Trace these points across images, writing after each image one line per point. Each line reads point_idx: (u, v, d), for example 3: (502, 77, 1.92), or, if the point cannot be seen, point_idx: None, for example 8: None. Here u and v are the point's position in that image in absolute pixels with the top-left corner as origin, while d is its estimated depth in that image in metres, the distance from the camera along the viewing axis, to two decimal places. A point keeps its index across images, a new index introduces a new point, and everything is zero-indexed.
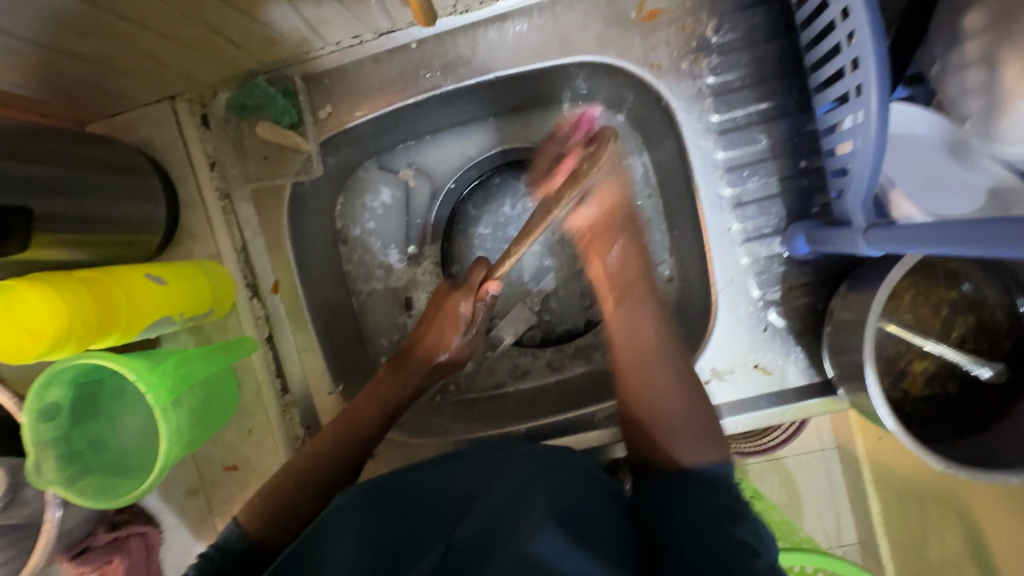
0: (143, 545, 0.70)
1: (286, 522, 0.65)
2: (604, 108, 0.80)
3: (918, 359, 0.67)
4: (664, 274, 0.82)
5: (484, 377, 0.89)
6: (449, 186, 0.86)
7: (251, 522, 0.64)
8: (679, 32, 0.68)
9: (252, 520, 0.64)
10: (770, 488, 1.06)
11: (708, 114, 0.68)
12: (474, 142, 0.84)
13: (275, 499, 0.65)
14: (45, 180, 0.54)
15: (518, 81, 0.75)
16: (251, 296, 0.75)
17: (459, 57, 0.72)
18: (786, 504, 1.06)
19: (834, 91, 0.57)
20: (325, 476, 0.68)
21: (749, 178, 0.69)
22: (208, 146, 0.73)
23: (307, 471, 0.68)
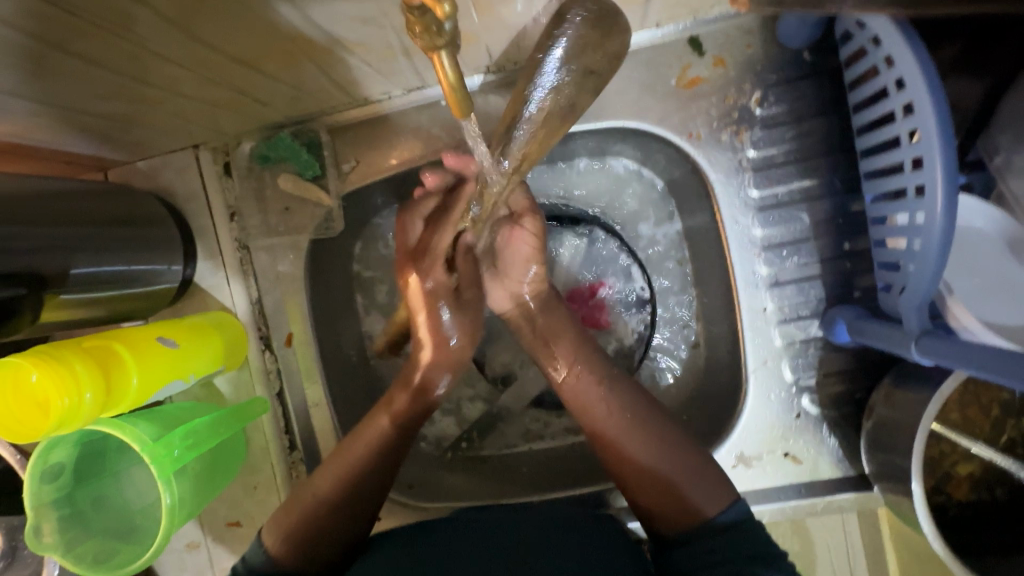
0: None
1: (309, 559, 0.59)
2: (632, 165, 0.75)
3: (963, 461, 0.63)
4: (691, 340, 0.77)
5: (500, 436, 0.85)
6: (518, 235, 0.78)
7: (280, 547, 0.58)
8: (721, 101, 0.65)
9: (283, 550, 0.58)
10: None
11: (747, 188, 0.66)
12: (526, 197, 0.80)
13: (299, 542, 0.58)
14: (66, 240, 0.52)
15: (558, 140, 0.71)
16: (263, 349, 0.73)
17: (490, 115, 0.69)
18: None
19: (888, 184, 0.53)
20: (341, 526, 0.60)
21: (788, 257, 0.66)
22: (229, 196, 0.71)
23: (319, 514, 0.60)
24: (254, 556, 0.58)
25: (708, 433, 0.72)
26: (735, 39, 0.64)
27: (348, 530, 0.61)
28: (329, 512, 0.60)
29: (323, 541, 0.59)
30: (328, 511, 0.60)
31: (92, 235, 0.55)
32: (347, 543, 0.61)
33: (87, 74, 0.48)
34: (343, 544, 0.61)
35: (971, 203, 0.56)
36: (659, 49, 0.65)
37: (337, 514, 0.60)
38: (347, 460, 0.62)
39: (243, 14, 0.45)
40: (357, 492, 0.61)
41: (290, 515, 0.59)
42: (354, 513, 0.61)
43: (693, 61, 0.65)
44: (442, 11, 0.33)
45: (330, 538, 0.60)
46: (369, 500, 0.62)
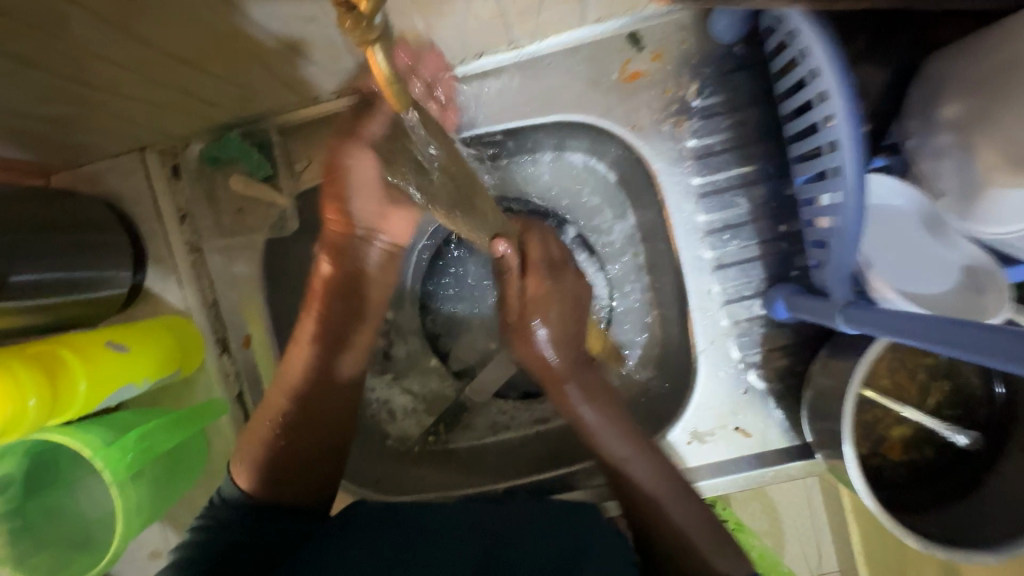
0: None
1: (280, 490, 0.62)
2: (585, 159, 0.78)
3: (896, 425, 0.67)
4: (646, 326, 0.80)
5: (467, 428, 0.86)
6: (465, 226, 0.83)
7: (250, 482, 0.61)
8: (660, 94, 0.68)
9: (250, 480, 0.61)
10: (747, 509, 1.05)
11: (689, 176, 0.69)
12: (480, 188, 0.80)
13: (263, 462, 0.62)
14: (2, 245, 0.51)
15: (510, 136, 0.73)
16: (220, 352, 0.72)
17: None
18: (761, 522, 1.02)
19: (812, 167, 0.57)
20: (303, 442, 0.63)
21: (730, 241, 0.69)
22: (179, 199, 0.71)
23: (273, 436, 0.62)
24: (227, 491, 0.61)
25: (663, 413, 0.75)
26: (671, 34, 0.67)
27: (312, 445, 0.64)
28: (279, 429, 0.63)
29: (287, 445, 0.63)
30: (282, 432, 0.63)
31: (29, 240, 0.53)
32: (318, 455, 0.65)
33: (18, 76, 0.47)
34: (314, 458, 0.64)
35: (889, 183, 0.60)
36: (601, 45, 0.68)
37: (286, 424, 0.63)
38: (291, 365, 0.64)
39: (181, 13, 0.45)
40: (300, 397, 0.64)
41: (252, 446, 0.62)
42: (310, 430, 0.64)
43: (633, 56, 0.68)
44: (368, 5, 0.34)
45: (290, 447, 0.63)
46: (331, 415, 0.66)
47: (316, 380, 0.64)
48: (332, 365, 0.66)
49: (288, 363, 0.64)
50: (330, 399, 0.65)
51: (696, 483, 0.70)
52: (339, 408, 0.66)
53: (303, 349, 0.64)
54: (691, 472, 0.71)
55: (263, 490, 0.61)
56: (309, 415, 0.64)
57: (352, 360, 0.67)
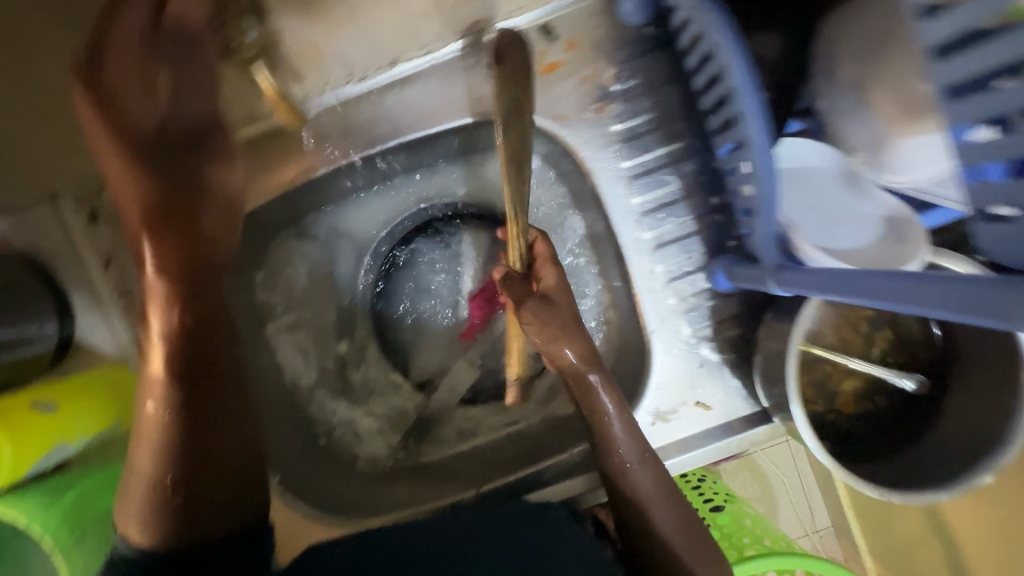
0: None
1: (192, 528, 0.55)
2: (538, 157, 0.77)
3: (845, 378, 0.69)
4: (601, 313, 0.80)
5: (437, 440, 0.87)
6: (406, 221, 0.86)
7: (143, 534, 0.53)
8: (581, 82, 0.69)
9: (145, 535, 0.53)
10: (743, 484, 1.14)
11: (618, 160, 0.69)
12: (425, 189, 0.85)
13: (155, 518, 0.53)
14: None
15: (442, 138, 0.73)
16: None
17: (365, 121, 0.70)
18: (759, 498, 1.14)
19: (730, 137, 0.58)
20: (210, 472, 0.56)
21: (666, 219, 0.70)
22: (101, 243, 0.67)
23: (150, 489, 0.54)
24: (123, 547, 0.53)
25: (626, 396, 0.75)
26: (584, 21, 0.67)
27: (215, 469, 0.56)
28: (151, 483, 0.54)
29: (169, 480, 0.54)
30: (170, 481, 0.54)
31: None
32: (225, 484, 0.57)
33: None
34: (223, 485, 0.57)
35: (808, 144, 0.61)
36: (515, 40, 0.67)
37: (157, 443, 0.54)
38: (147, 426, 0.54)
39: None
40: (180, 427, 0.54)
41: (133, 501, 0.54)
42: (197, 446, 0.55)
43: (549, 47, 0.68)
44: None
45: (165, 484, 0.54)
46: (230, 410, 0.58)
47: (183, 429, 0.54)
48: (206, 381, 0.56)
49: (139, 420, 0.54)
50: (178, 428, 0.54)
51: (665, 462, 0.71)
52: (221, 377, 0.57)
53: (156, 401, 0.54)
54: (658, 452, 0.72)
55: (169, 534, 0.54)
56: (189, 457, 0.55)
57: (230, 372, 0.58)
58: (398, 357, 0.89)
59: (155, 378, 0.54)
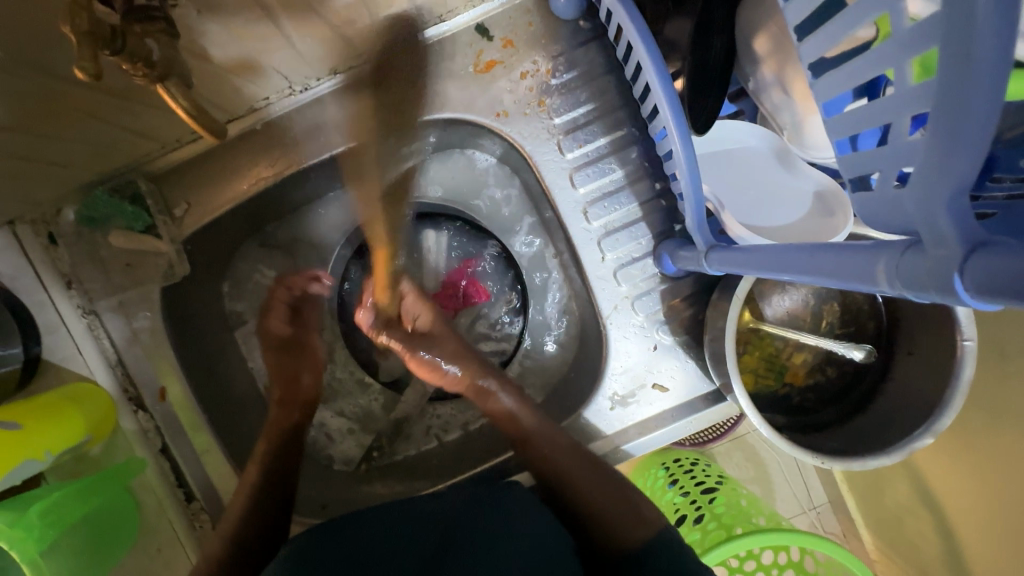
0: None
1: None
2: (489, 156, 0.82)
3: (798, 352, 0.70)
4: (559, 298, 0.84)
5: (408, 438, 0.89)
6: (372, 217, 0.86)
7: None
8: (519, 79, 0.70)
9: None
10: (738, 467, 1.10)
11: (561, 152, 0.71)
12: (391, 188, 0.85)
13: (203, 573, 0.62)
14: None
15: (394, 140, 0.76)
16: (135, 410, 0.71)
17: (313, 128, 0.72)
18: (755, 481, 1.09)
19: (658, 124, 0.59)
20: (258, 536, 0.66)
21: (612, 207, 0.71)
22: (62, 265, 0.70)
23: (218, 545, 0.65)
24: None
25: (588, 383, 0.77)
26: (516, 19, 0.70)
27: (257, 534, 0.66)
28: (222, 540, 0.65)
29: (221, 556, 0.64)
30: (223, 543, 0.65)
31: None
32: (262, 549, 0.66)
33: None
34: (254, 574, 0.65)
35: (742, 126, 0.63)
36: (453, 41, 0.70)
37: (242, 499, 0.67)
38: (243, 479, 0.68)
39: None
40: (258, 481, 0.68)
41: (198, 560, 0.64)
42: (263, 503, 0.67)
43: (485, 46, 0.70)
44: (89, 79, 0.37)
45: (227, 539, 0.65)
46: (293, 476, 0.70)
47: (263, 484, 0.68)
48: (289, 460, 0.71)
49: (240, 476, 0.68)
50: (267, 483, 0.68)
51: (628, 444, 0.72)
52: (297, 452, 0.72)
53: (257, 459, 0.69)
54: (620, 435, 0.73)
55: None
56: (251, 527, 0.66)
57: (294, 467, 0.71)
58: (368, 358, 0.91)
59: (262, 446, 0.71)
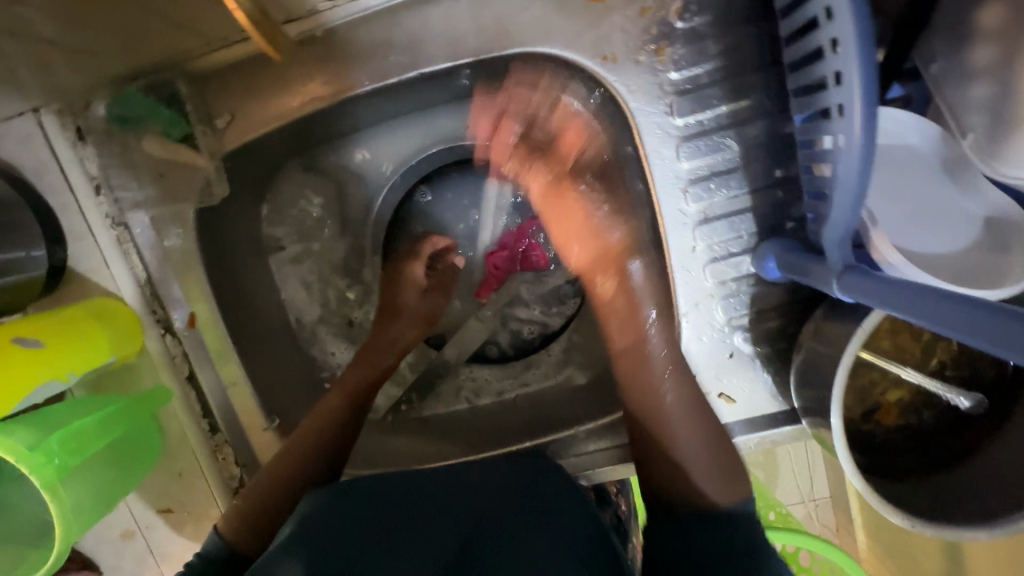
0: None
1: (259, 519, 0.62)
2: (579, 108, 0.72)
3: (892, 388, 0.63)
4: None
5: (438, 396, 0.85)
6: (432, 151, 0.78)
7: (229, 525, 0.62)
8: (638, 15, 0.57)
9: (237, 530, 0.61)
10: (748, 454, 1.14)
11: (670, 116, 0.59)
12: (463, 121, 0.75)
13: (251, 510, 0.62)
14: None
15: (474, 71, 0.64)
16: (163, 333, 0.67)
17: (385, 43, 0.61)
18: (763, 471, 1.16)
19: (815, 103, 0.47)
20: (313, 471, 0.65)
21: (717, 190, 0.60)
22: (90, 165, 0.62)
23: (272, 486, 0.64)
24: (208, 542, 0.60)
25: None
26: None
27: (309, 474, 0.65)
28: (282, 478, 0.64)
29: (271, 497, 0.63)
30: (282, 483, 0.64)
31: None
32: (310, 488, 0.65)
33: None
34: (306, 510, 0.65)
35: (905, 119, 0.51)
36: None
37: (307, 437, 0.66)
38: (315, 415, 0.68)
39: None
40: (316, 431, 0.67)
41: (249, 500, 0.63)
42: (321, 444, 0.66)
43: None
44: None
45: (285, 475, 0.64)
46: (354, 420, 0.69)
47: (331, 425, 0.68)
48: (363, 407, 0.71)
49: (322, 402, 0.69)
50: (330, 425, 0.68)
51: None
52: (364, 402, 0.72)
53: (343, 395, 0.70)
54: None
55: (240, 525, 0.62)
56: (314, 470, 0.65)
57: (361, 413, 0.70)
58: None
59: (347, 384, 0.72)
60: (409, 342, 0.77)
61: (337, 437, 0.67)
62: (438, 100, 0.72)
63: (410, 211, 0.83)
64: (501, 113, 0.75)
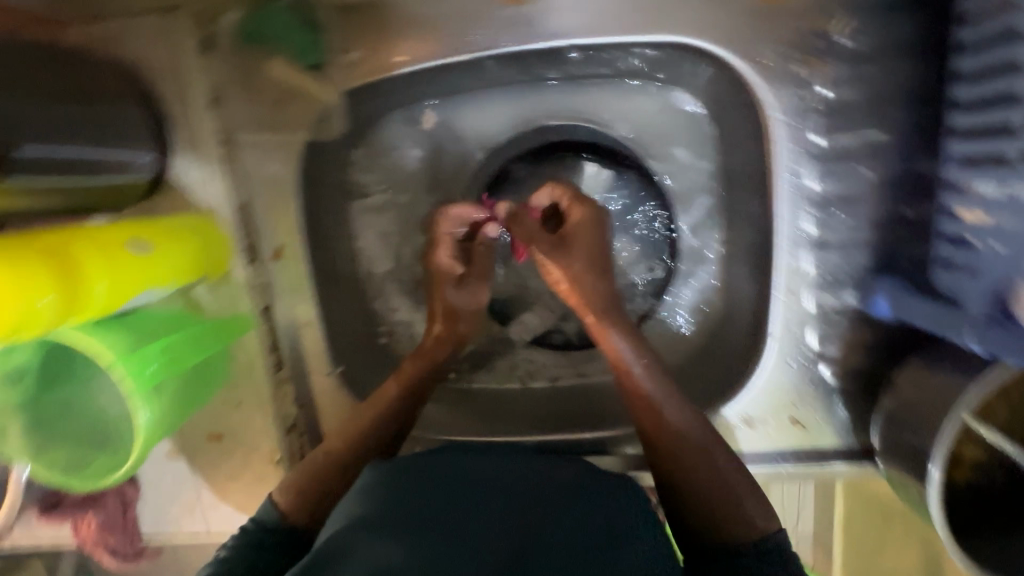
0: (118, 502, 0.70)
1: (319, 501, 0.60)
2: (700, 109, 0.71)
3: (969, 445, 0.62)
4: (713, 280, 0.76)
5: (492, 371, 0.84)
6: (544, 122, 0.76)
7: (286, 501, 0.59)
8: (800, 25, 0.56)
9: (290, 504, 0.59)
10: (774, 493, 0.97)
11: (811, 134, 0.58)
12: (579, 101, 0.74)
13: (303, 488, 0.60)
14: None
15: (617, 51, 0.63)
16: (249, 262, 0.66)
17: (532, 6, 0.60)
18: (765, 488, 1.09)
19: (984, 149, 0.48)
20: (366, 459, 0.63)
21: (839, 218, 0.60)
22: (211, 78, 0.61)
23: (323, 464, 0.62)
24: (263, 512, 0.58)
25: (715, 388, 0.70)
26: None
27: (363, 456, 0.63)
28: (336, 464, 0.62)
29: (327, 479, 0.61)
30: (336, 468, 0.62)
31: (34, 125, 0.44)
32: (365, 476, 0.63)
33: None
34: None
35: None
36: None
37: (370, 421, 0.64)
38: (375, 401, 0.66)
39: None
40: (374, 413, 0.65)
41: (304, 481, 0.60)
42: (378, 429, 0.64)
43: None
44: None
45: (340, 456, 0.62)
46: (409, 410, 0.67)
47: (387, 411, 0.65)
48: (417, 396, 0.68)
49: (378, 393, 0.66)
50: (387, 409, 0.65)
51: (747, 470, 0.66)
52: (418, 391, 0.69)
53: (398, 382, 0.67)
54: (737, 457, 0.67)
55: (294, 505, 0.59)
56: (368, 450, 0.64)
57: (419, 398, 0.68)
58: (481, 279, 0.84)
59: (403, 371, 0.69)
60: (462, 335, 0.74)
61: (396, 421, 0.66)
62: (562, 74, 0.70)
63: (509, 191, 0.78)
64: (620, 99, 0.73)
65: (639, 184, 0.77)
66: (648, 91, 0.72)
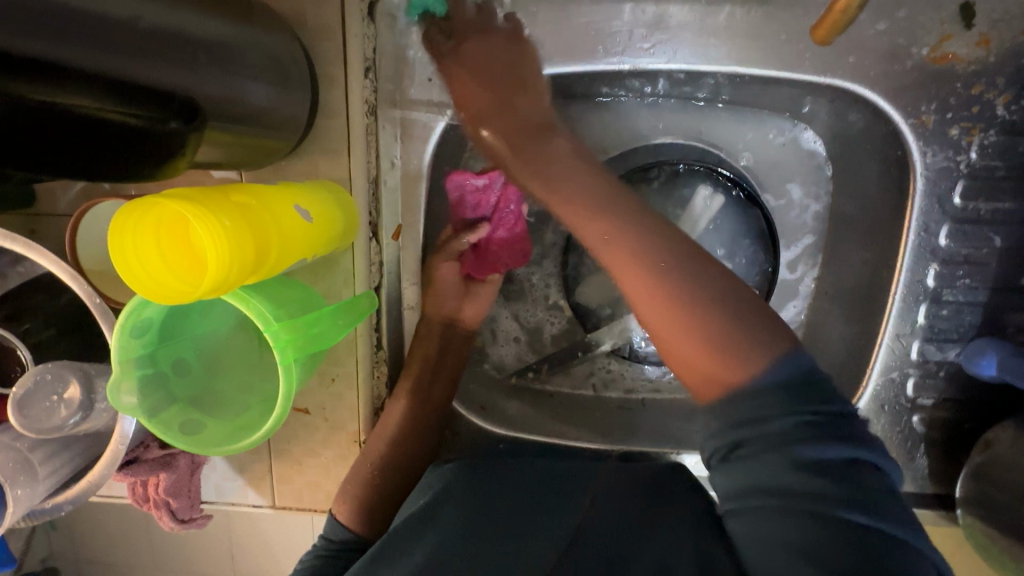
0: (189, 463, 0.64)
1: (377, 509, 0.65)
2: (821, 147, 0.71)
3: None
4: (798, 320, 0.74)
5: (568, 375, 0.83)
6: (664, 139, 0.74)
7: (350, 518, 0.63)
8: (964, 91, 0.60)
9: (351, 517, 0.63)
10: None
11: (950, 195, 0.62)
12: (707, 123, 0.74)
13: (361, 500, 0.64)
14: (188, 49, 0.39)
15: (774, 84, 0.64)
16: (371, 238, 0.64)
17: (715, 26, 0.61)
18: None
19: None
20: (403, 460, 0.68)
21: (960, 278, 0.63)
22: (368, 46, 0.59)
23: (368, 471, 0.65)
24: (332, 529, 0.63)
25: None
26: (1012, 19, 0.57)
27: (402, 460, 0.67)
28: (379, 469, 0.66)
29: (378, 482, 0.66)
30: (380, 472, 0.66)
31: (225, 62, 0.42)
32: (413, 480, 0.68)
33: None
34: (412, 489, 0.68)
35: None
36: (920, 8, 0.58)
37: (403, 426, 0.67)
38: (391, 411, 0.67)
39: None
40: (411, 422, 0.68)
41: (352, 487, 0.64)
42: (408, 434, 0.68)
43: (957, 33, 0.58)
44: None
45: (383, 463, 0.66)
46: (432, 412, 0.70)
47: (408, 414, 0.68)
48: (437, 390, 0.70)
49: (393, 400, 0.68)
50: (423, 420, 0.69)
51: None
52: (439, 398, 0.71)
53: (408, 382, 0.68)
54: None
55: (359, 521, 0.63)
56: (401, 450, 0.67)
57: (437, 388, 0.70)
58: (571, 284, 0.83)
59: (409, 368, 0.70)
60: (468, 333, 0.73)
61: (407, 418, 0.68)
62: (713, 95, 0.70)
63: None
64: (747, 126, 0.73)
65: (739, 213, 0.74)
66: (775, 121, 0.72)
